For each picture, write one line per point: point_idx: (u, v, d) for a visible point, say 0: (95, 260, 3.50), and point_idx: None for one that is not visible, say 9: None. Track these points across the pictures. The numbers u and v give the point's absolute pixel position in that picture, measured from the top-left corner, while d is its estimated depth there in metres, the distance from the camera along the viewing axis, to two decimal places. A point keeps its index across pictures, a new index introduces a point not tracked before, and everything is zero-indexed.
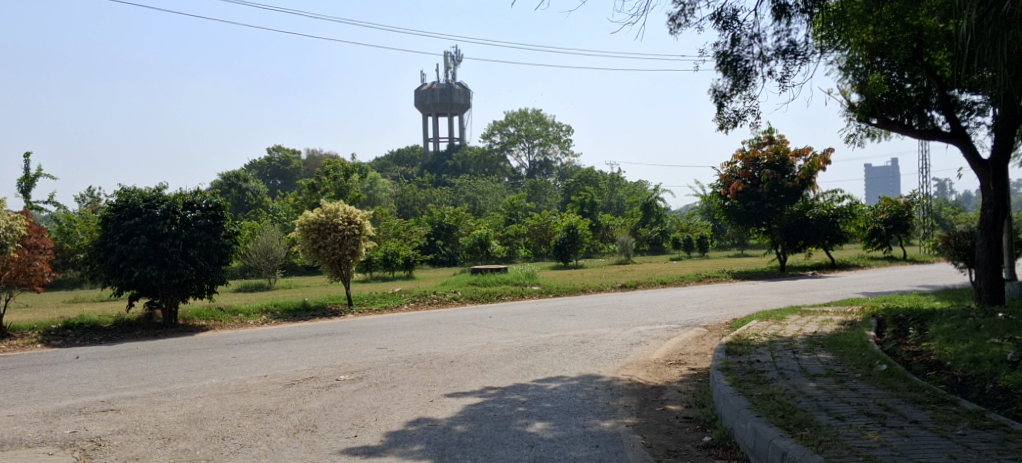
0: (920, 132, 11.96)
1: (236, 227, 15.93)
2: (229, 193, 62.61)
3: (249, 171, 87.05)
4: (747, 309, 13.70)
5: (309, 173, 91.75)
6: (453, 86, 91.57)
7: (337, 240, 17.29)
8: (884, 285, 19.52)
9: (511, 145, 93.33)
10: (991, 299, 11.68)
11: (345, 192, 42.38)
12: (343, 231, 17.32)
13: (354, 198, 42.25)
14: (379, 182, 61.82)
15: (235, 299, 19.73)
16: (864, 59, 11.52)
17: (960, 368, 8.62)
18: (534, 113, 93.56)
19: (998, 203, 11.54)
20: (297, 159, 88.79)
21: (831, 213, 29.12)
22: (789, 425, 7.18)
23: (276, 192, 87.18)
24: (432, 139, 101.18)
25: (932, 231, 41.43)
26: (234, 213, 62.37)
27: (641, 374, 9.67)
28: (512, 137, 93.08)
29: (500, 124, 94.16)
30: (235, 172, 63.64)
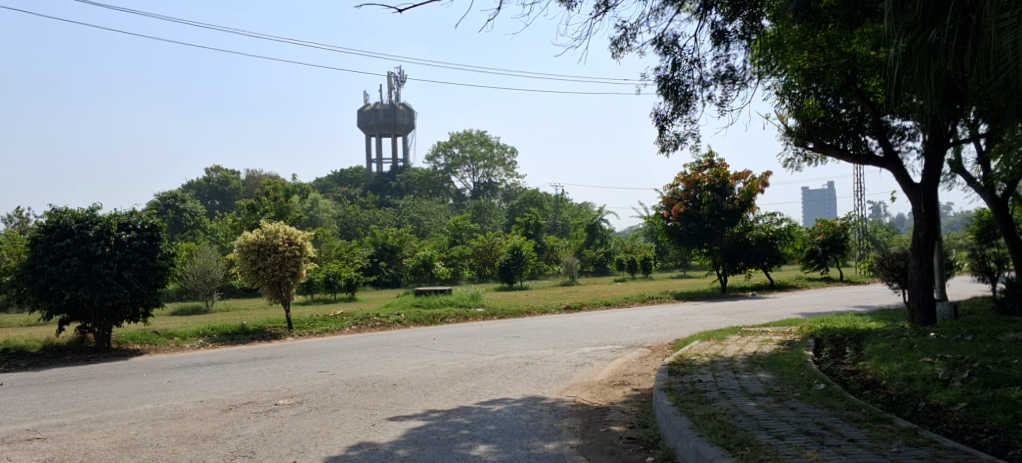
0: (854, 157, 12.36)
1: (173, 249, 15.60)
2: (166, 214, 61.22)
3: (187, 191, 85.56)
4: (690, 329, 13.83)
5: (249, 193, 90.41)
6: (397, 106, 91.62)
7: (276, 262, 17.03)
8: (821, 306, 19.95)
9: (455, 166, 93.38)
10: (923, 320, 11.97)
11: (285, 212, 41.87)
12: (284, 252, 17.07)
13: (295, 218, 41.78)
14: (321, 204, 61.25)
15: (172, 322, 19.32)
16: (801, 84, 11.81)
17: (894, 387, 8.83)
18: (480, 135, 94.03)
19: (929, 226, 11.86)
20: (236, 179, 87.53)
21: (769, 236, 30.14)
22: (730, 444, 7.36)
23: (214, 212, 85.53)
24: (377, 159, 100.57)
25: (866, 252, 42.64)
26: (170, 234, 61.00)
27: (584, 396, 9.66)
28: (456, 159, 93.15)
29: (445, 145, 94.29)
30: (172, 192, 62.34)
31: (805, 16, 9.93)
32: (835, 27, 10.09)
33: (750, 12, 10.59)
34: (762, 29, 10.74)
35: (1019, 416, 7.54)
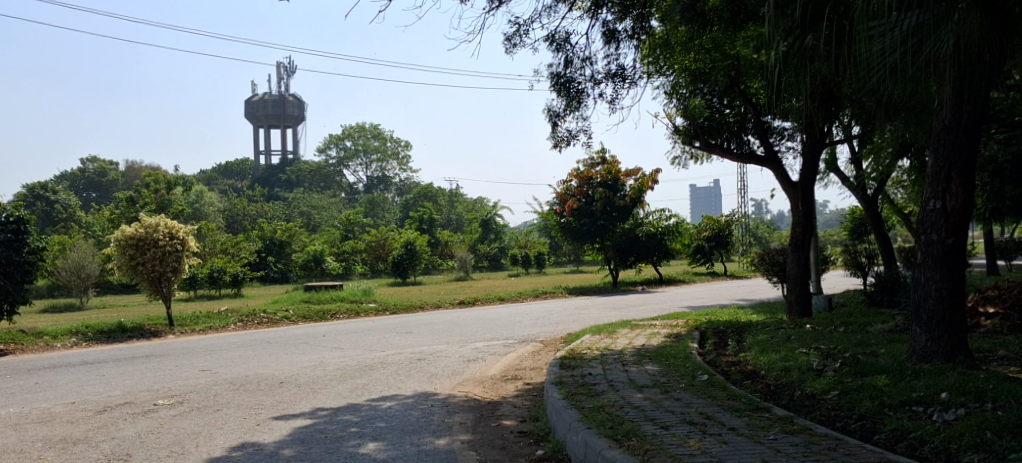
0: (737, 156, 12.80)
1: (41, 243, 14.81)
2: (34, 205, 57.58)
3: (60, 182, 80.88)
4: (582, 323, 14.05)
5: (128, 185, 86.27)
6: (287, 97, 89.47)
7: (157, 256, 16.37)
8: (708, 299, 20.67)
9: (347, 160, 91.89)
10: (800, 313, 12.57)
11: (166, 205, 40.19)
12: (163, 247, 16.42)
13: (177, 211, 40.13)
14: (206, 197, 59.14)
15: (37, 321, 18.22)
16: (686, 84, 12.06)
17: (772, 377, 9.21)
18: (372, 128, 92.70)
19: (806, 222, 12.40)
20: (114, 170, 83.53)
21: (658, 232, 30.74)
22: (618, 436, 7.55)
23: (90, 204, 81.25)
24: (265, 150, 97.94)
25: (749, 248, 44.51)
26: (39, 227, 57.43)
27: (476, 391, 9.66)
28: (348, 151, 91.72)
29: (337, 137, 92.64)
30: (41, 183, 58.60)
31: (691, 18, 10.13)
32: (719, 29, 10.39)
33: (640, 12, 10.89)
34: (652, 29, 11.07)
35: (884, 402, 8.01)
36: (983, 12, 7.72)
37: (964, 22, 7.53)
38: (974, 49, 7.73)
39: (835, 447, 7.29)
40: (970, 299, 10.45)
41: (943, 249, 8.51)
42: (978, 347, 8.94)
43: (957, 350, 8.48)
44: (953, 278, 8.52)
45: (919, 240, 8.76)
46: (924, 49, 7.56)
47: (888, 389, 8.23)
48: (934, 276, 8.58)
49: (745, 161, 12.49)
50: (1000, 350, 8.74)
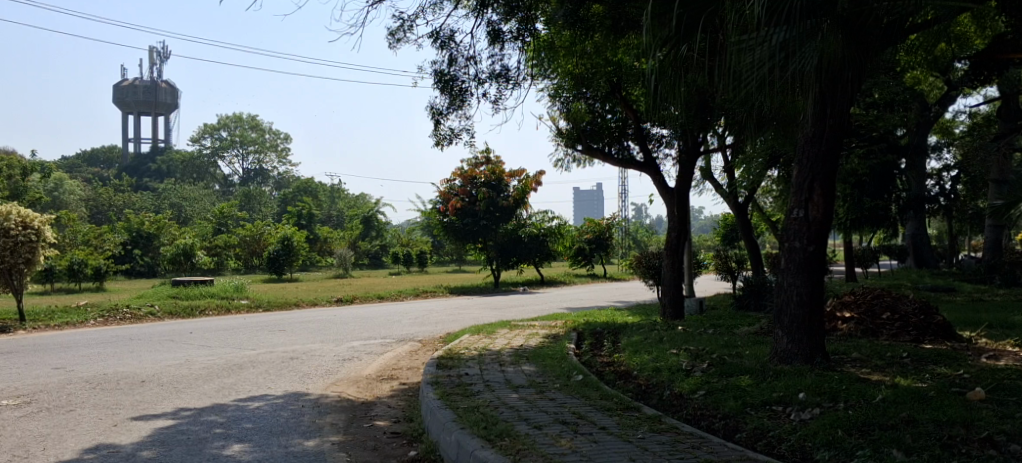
0: (618, 161, 13.11)
1: None
2: None
3: None
4: (461, 323, 14.06)
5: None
6: (159, 83, 85.91)
7: (7, 247, 15.41)
8: (587, 301, 21.04)
9: (222, 150, 89.07)
10: (673, 315, 12.96)
11: (21, 193, 37.68)
12: (15, 237, 15.49)
13: (31, 199, 37.63)
14: (64, 185, 55.83)
15: None
16: (568, 89, 12.41)
17: (644, 377, 9.46)
18: (250, 118, 90.23)
19: (680, 227, 12.80)
20: None
21: (541, 233, 31.49)
22: (490, 436, 7.58)
23: None
24: (135, 138, 93.45)
25: (628, 251, 45.86)
26: None
27: (350, 391, 9.50)
28: (224, 142, 88.92)
29: (212, 127, 89.76)
30: None
31: (573, 24, 10.44)
32: (600, 36, 10.65)
33: (525, 15, 10.90)
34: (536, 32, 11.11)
35: (747, 402, 8.34)
36: (844, 32, 8.14)
37: (827, 40, 7.89)
38: (836, 67, 8.11)
39: (699, 446, 7.53)
40: (829, 303, 11.04)
41: (805, 256, 8.90)
42: (834, 349, 9.45)
43: (815, 352, 8.92)
44: (813, 283, 8.94)
45: (783, 246, 9.13)
46: (790, 64, 7.87)
47: (751, 389, 8.56)
48: (796, 281, 8.97)
49: (625, 166, 12.79)
50: (853, 352, 9.27)
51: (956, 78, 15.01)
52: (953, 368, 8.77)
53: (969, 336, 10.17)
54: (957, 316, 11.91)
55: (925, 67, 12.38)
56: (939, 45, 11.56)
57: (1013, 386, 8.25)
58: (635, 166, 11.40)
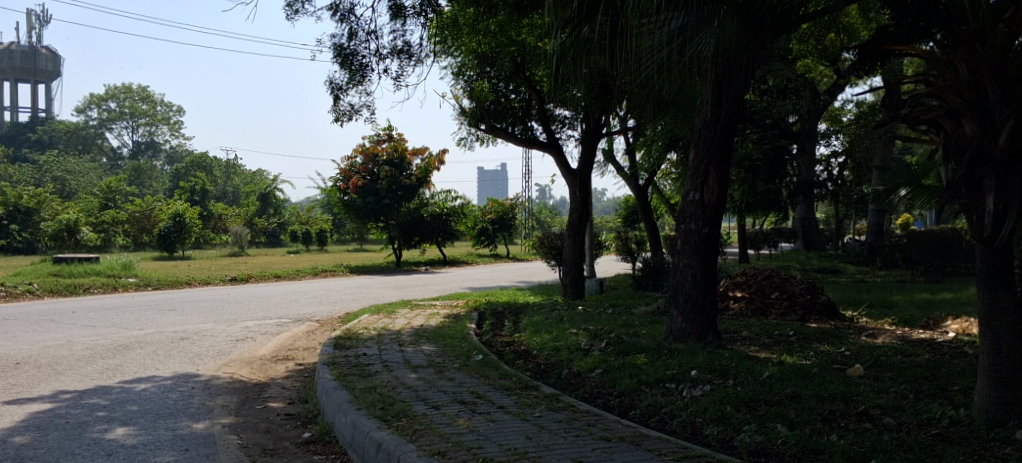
0: (522, 140, 13.45)
1: None
2: None
3: None
4: (361, 303, 13.93)
5: None
6: (40, 49, 81.31)
7: None
8: (489, 281, 21.17)
9: (110, 122, 85.27)
10: (574, 294, 13.32)
11: None
12: None
13: None
14: None
15: None
16: (472, 67, 12.59)
17: (543, 356, 9.55)
18: (141, 89, 86.68)
19: (582, 209, 13.08)
20: None
21: (444, 213, 31.91)
22: (387, 416, 7.51)
23: None
24: (14, 107, 88.25)
25: (530, 232, 46.49)
26: None
27: (243, 372, 9.28)
28: (113, 113, 85.17)
29: (98, 98, 85.65)
30: None
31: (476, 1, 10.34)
32: (504, 14, 10.67)
33: None
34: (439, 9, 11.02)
35: (642, 380, 8.51)
36: (741, 19, 8.30)
37: (724, 26, 8.02)
38: (732, 53, 8.22)
39: (594, 423, 7.66)
40: (722, 284, 11.39)
41: (700, 238, 9.15)
42: (726, 328, 9.78)
43: (707, 331, 9.21)
44: (707, 264, 9.20)
45: (679, 228, 9.34)
46: (687, 50, 7.97)
47: (647, 367, 8.76)
48: (691, 262, 9.20)
49: (529, 145, 13.08)
50: (743, 331, 9.61)
51: (844, 69, 15.72)
52: (835, 345, 9.20)
53: (849, 315, 10.70)
54: (839, 296, 12.52)
55: (815, 56, 12.83)
56: (829, 36, 12.00)
57: (887, 362, 8.72)
58: (538, 147, 11.51)
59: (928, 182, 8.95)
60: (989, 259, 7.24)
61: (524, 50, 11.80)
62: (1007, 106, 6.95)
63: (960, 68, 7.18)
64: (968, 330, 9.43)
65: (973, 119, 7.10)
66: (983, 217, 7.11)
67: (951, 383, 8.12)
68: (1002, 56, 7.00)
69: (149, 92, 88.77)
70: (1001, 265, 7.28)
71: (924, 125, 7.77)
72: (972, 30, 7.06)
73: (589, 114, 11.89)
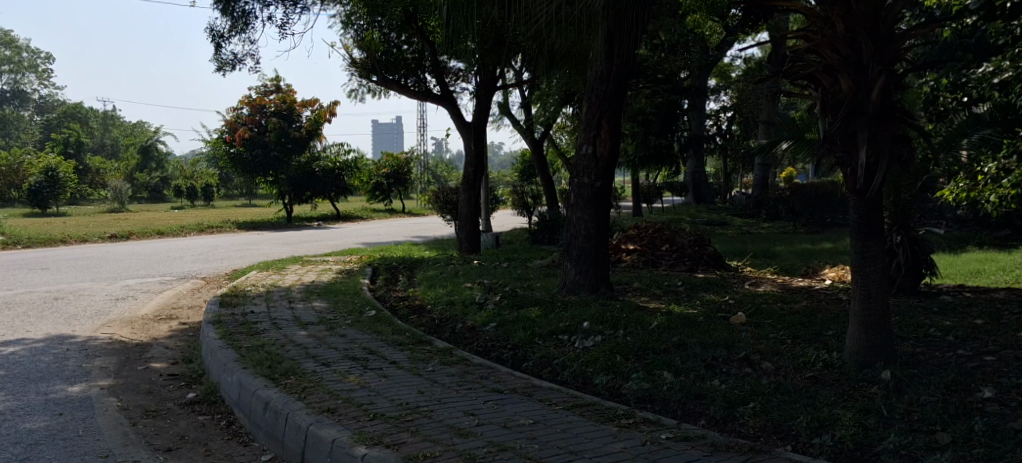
0: (414, 91, 13.98)
1: None
2: None
3: None
4: (250, 259, 13.65)
5: None
6: None
7: None
8: (383, 236, 21.11)
9: None
10: (470, 249, 13.85)
11: None
12: None
13: None
14: None
15: None
16: (361, 16, 13.08)
17: (437, 310, 9.58)
18: (8, 36, 81.42)
19: (477, 163, 13.56)
20: None
21: (336, 167, 32.11)
22: (274, 375, 7.36)
23: None
24: None
25: (426, 187, 46.81)
26: None
27: (122, 333, 8.96)
28: None
29: None
30: None
31: None
32: None
33: None
34: None
35: (535, 332, 8.61)
36: None
37: None
38: (623, 8, 8.15)
39: (487, 376, 7.73)
40: (616, 237, 11.64)
41: (593, 192, 9.26)
42: (618, 280, 10.00)
43: (600, 283, 9.39)
44: (599, 218, 9.32)
45: (572, 182, 9.42)
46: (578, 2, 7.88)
47: (540, 320, 8.86)
48: (584, 216, 9.32)
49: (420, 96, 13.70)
50: (635, 282, 9.85)
51: (731, 25, 16.16)
52: (720, 295, 9.54)
53: (735, 265, 11.13)
54: (726, 247, 13.01)
55: (704, 12, 13.11)
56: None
57: (768, 310, 9.10)
58: (432, 100, 11.44)
59: (809, 135, 9.27)
60: (860, 210, 7.53)
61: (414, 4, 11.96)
62: (880, 62, 7.17)
63: (837, 25, 7.31)
64: (843, 277, 9.94)
65: (849, 74, 7.27)
66: (856, 168, 7.36)
67: (826, 327, 8.54)
68: (876, 13, 7.18)
69: (17, 38, 83.32)
70: (872, 215, 7.60)
71: (803, 81, 7.97)
72: None
73: (483, 66, 11.90)
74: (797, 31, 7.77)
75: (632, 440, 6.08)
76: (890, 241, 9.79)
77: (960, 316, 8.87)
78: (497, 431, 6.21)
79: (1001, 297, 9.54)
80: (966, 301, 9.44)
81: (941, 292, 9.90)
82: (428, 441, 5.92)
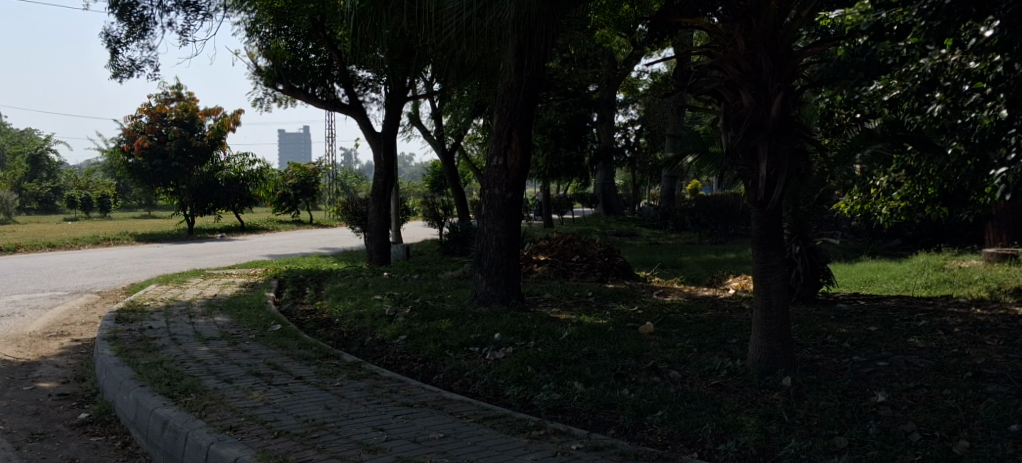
0: (321, 103, 14.11)
1: None
2: None
3: None
4: (148, 272, 13.17)
5: None
6: None
7: None
8: (289, 248, 20.75)
9: None
10: (379, 260, 13.74)
11: None
12: None
13: None
14: None
15: None
16: (268, 23, 13.20)
17: (346, 323, 9.43)
18: None
19: (387, 174, 13.55)
20: None
21: (240, 176, 31.47)
22: (174, 393, 7.05)
23: None
24: None
25: (334, 198, 46.52)
26: None
27: (7, 351, 8.46)
28: None
29: None
30: None
31: None
32: None
33: None
34: None
35: (446, 344, 8.54)
36: None
37: None
38: (534, 21, 8.19)
39: (396, 389, 7.60)
40: (527, 248, 11.73)
41: (504, 203, 9.30)
42: (529, 291, 10.04)
43: (512, 294, 9.40)
44: (510, 230, 9.36)
45: (484, 193, 9.42)
46: (488, 14, 7.85)
47: (450, 332, 8.79)
48: (496, 227, 9.34)
49: (329, 105, 13.88)
50: (546, 293, 9.92)
51: (639, 40, 16.61)
52: (629, 305, 9.70)
53: (643, 276, 11.35)
54: (633, 257, 13.28)
55: (612, 27, 13.40)
56: (624, 7, 12.57)
57: (674, 319, 9.29)
58: (341, 109, 11.33)
59: (712, 149, 9.55)
60: (762, 221, 7.72)
61: (323, 8, 12.01)
62: (778, 79, 7.40)
63: (738, 42, 7.52)
64: (746, 286, 10.26)
65: (750, 90, 7.47)
66: (757, 180, 7.57)
67: (729, 335, 8.76)
68: (774, 31, 7.43)
69: None
70: (772, 226, 7.82)
71: (707, 96, 8.16)
72: (749, 6, 7.42)
73: (392, 77, 11.89)
74: (701, 46, 7.97)
75: (543, 451, 6.07)
76: (790, 251, 10.17)
77: (854, 324, 9.24)
78: (406, 446, 6.10)
79: (892, 305, 10.00)
80: (860, 308, 9.86)
81: (837, 300, 10.32)
82: (336, 458, 5.77)
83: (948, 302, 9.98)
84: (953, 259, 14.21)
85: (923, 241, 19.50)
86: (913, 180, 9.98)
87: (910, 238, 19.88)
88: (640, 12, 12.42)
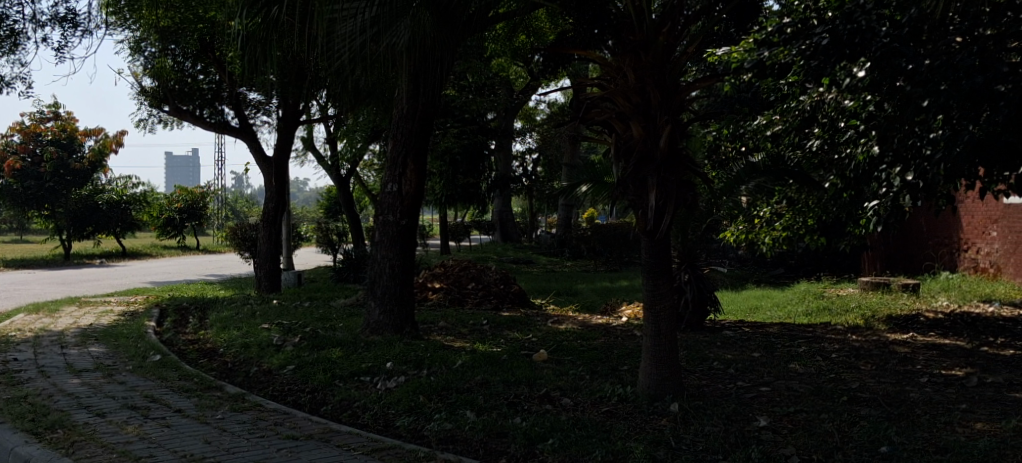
0: (211, 123, 14.12)
1: None
2: None
3: None
4: (15, 300, 12.50)
5: None
6: None
7: None
8: (172, 274, 20.08)
9: None
10: (269, 287, 13.48)
11: None
12: None
13: None
14: None
15: None
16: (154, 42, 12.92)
17: (230, 353, 9.18)
18: None
19: (278, 199, 13.42)
20: None
21: (122, 200, 29.83)
22: (38, 429, 6.65)
23: None
24: None
25: (223, 224, 45.31)
26: None
27: None
28: None
29: None
30: None
31: None
32: None
33: None
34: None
35: (336, 374, 8.35)
36: (437, 13, 8.17)
37: (418, 18, 7.81)
38: (429, 49, 8.14)
39: (281, 421, 7.36)
40: (422, 276, 11.72)
41: (397, 229, 9.23)
42: (423, 320, 9.97)
43: (404, 322, 9.30)
44: (403, 256, 9.32)
45: (377, 219, 9.34)
46: (382, 40, 7.67)
47: (341, 361, 8.62)
48: (388, 254, 9.29)
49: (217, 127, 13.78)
50: (440, 322, 9.86)
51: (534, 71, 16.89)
52: (523, 333, 9.74)
53: (537, 303, 11.47)
54: (529, 285, 13.41)
55: (508, 55, 13.61)
56: (519, 37, 12.88)
57: (566, 347, 9.37)
58: (232, 132, 11.23)
59: (606, 179, 9.72)
60: (651, 249, 7.81)
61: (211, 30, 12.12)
62: (666, 112, 7.55)
63: (629, 75, 7.64)
64: (637, 314, 10.48)
65: (639, 122, 7.59)
66: (646, 210, 7.68)
67: (620, 363, 8.89)
68: (663, 65, 7.60)
69: None
70: (660, 254, 7.94)
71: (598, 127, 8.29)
72: (639, 40, 7.56)
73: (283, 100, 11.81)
74: (594, 79, 8.08)
75: None
76: (680, 279, 10.45)
77: (740, 350, 9.53)
78: None
79: (775, 332, 10.37)
80: (746, 335, 10.18)
81: (724, 328, 10.63)
82: None
83: (827, 329, 10.42)
84: (832, 287, 14.92)
85: (805, 269, 20.42)
86: (794, 211, 10.43)
87: (794, 266, 20.80)
88: (535, 42, 12.69)
